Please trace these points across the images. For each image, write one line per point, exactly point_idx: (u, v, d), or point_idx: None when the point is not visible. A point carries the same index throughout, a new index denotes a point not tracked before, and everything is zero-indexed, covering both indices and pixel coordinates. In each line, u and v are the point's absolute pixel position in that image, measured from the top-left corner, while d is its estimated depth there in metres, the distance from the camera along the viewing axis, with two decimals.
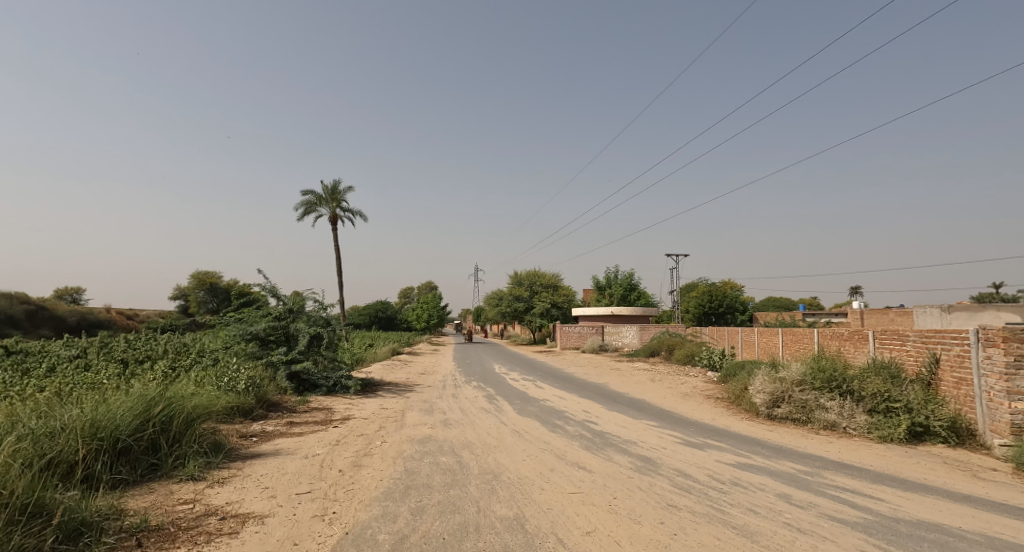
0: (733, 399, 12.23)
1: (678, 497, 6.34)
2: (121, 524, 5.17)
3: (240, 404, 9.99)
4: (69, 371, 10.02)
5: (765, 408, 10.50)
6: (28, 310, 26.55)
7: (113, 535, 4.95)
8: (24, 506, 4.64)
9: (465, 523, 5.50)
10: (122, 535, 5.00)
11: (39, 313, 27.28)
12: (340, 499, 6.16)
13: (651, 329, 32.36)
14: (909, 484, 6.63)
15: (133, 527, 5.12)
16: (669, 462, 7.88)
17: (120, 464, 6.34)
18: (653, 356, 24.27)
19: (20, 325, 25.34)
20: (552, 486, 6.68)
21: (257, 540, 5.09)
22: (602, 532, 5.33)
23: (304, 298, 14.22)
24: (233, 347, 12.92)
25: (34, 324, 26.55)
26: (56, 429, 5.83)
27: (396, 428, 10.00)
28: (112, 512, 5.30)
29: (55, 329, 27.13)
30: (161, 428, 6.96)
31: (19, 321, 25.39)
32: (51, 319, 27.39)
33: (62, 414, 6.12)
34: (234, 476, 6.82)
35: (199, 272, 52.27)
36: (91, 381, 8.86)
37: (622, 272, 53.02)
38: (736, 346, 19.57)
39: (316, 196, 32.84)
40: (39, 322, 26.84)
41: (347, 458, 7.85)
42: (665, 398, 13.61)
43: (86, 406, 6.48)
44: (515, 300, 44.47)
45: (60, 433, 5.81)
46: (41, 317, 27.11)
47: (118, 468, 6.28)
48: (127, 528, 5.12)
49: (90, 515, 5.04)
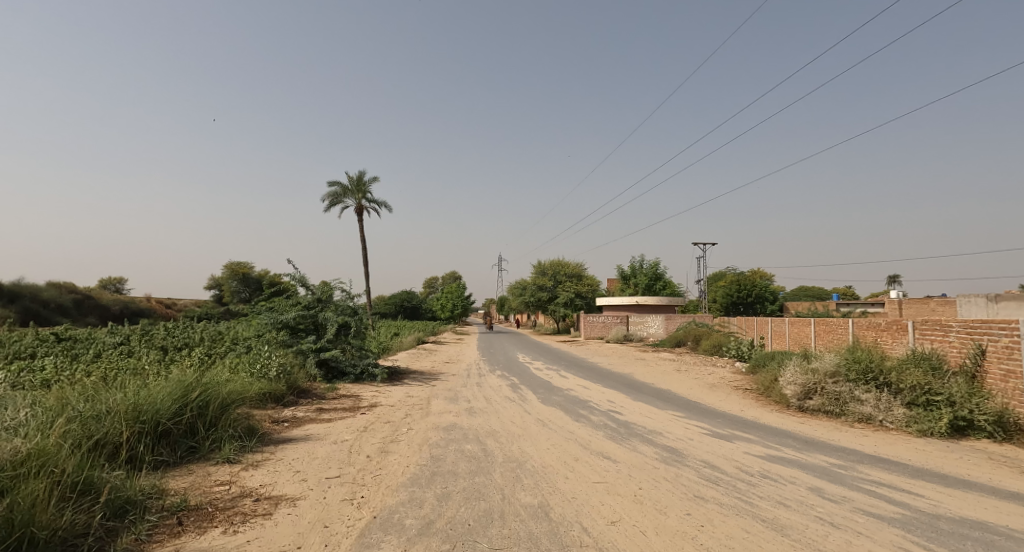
0: (763, 390, 12.00)
1: (705, 488, 6.27)
2: (163, 503, 5.34)
3: (272, 391, 10.22)
4: (112, 357, 10.40)
5: (796, 399, 10.31)
6: (75, 300, 27.72)
7: (155, 514, 5.11)
8: (74, 484, 4.85)
9: (489, 510, 5.52)
10: (164, 514, 5.16)
11: (86, 302, 28.38)
12: (367, 484, 6.25)
13: (677, 319, 31.99)
14: (950, 479, 6.42)
15: (173, 507, 5.27)
16: (696, 453, 7.79)
17: (161, 447, 6.56)
18: (678, 346, 23.98)
19: (68, 313, 26.57)
20: (576, 475, 6.66)
21: (290, 522, 5.20)
22: (627, 522, 5.31)
23: (332, 288, 14.42)
24: (265, 335, 13.21)
25: (82, 312, 27.74)
26: (102, 412, 6.07)
27: (422, 415, 10.11)
28: (154, 492, 5.48)
29: (101, 318, 28.31)
30: (198, 412, 7.16)
31: (67, 310, 26.60)
32: (97, 308, 28.55)
33: (107, 399, 6.35)
34: (267, 459, 6.98)
35: (232, 263, 53.84)
36: (132, 367, 9.16)
37: (648, 262, 52.48)
38: (766, 336, 19.21)
39: (343, 187, 33.25)
40: (86, 311, 28.04)
41: (374, 444, 7.96)
42: (691, 388, 13.48)
43: (128, 390, 6.72)
44: (539, 289, 44.39)
45: (105, 415, 6.05)
46: (88, 306, 28.27)
47: (159, 450, 6.48)
48: (168, 507, 5.28)
49: (133, 493, 5.22)
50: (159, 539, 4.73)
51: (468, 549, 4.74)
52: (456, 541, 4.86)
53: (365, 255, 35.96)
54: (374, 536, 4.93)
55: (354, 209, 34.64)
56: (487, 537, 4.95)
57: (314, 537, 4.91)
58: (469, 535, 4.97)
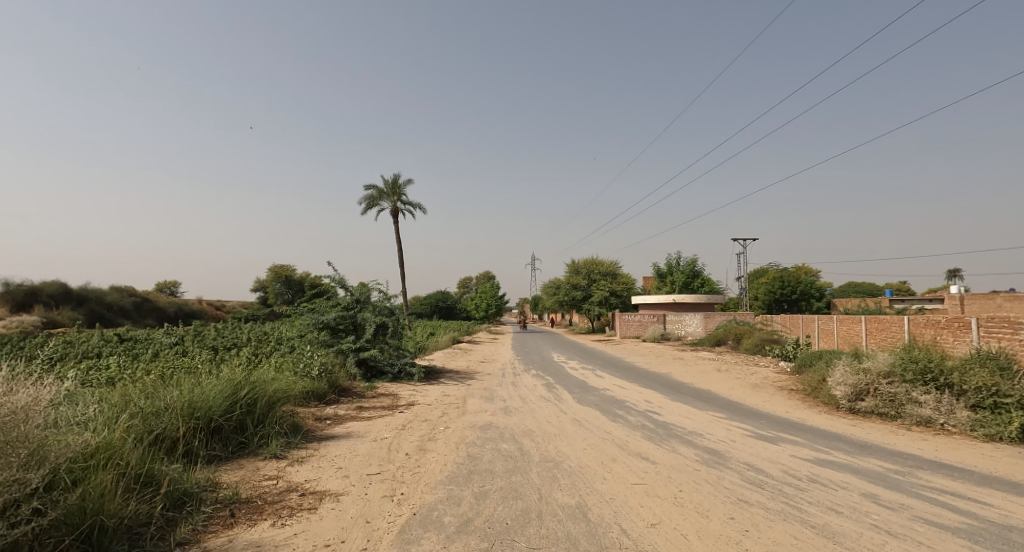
0: (810, 391, 11.56)
1: (749, 492, 6.05)
2: (217, 495, 5.49)
3: (315, 389, 10.41)
4: (168, 356, 10.84)
5: (847, 401, 9.89)
6: (135, 302, 29.11)
7: (210, 505, 5.26)
8: (137, 476, 5.05)
9: (527, 509, 5.45)
10: (217, 506, 5.30)
11: (145, 305, 29.78)
12: (407, 480, 6.28)
13: (716, 318, 31.24)
14: (1021, 488, 6.01)
15: (226, 499, 5.41)
16: (739, 456, 7.54)
17: (214, 442, 6.75)
18: (719, 345, 23.41)
19: (129, 316, 27.94)
20: (614, 476, 6.53)
21: (333, 516, 5.26)
22: (668, 525, 5.16)
23: (370, 289, 14.59)
24: (307, 335, 13.49)
25: (141, 315, 29.11)
26: (160, 408, 6.31)
27: (458, 414, 10.12)
28: (209, 485, 5.64)
29: (159, 320, 29.63)
30: (248, 409, 7.35)
31: (128, 313, 27.95)
32: (155, 311, 29.91)
33: (165, 396, 6.60)
34: (312, 455, 7.10)
35: (276, 266, 55.53)
36: (186, 365, 9.51)
37: (685, 259, 51.49)
38: (812, 335, 18.54)
39: (379, 190, 33.77)
40: (144, 313, 29.39)
41: (413, 442, 8.01)
42: (733, 389, 13.09)
43: (183, 388, 6.96)
44: (572, 289, 44.14)
45: (164, 412, 6.29)
46: (147, 308, 29.67)
47: (212, 445, 6.68)
48: (222, 499, 5.43)
49: (190, 486, 5.38)
50: (213, 529, 4.86)
51: (506, 547, 4.69)
52: (494, 540, 4.81)
53: (402, 256, 36.45)
54: (413, 532, 4.93)
55: (390, 212, 35.12)
56: (524, 537, 4.88)
57: (356, 531, 4.95)
58: (506, 534, 4.91)
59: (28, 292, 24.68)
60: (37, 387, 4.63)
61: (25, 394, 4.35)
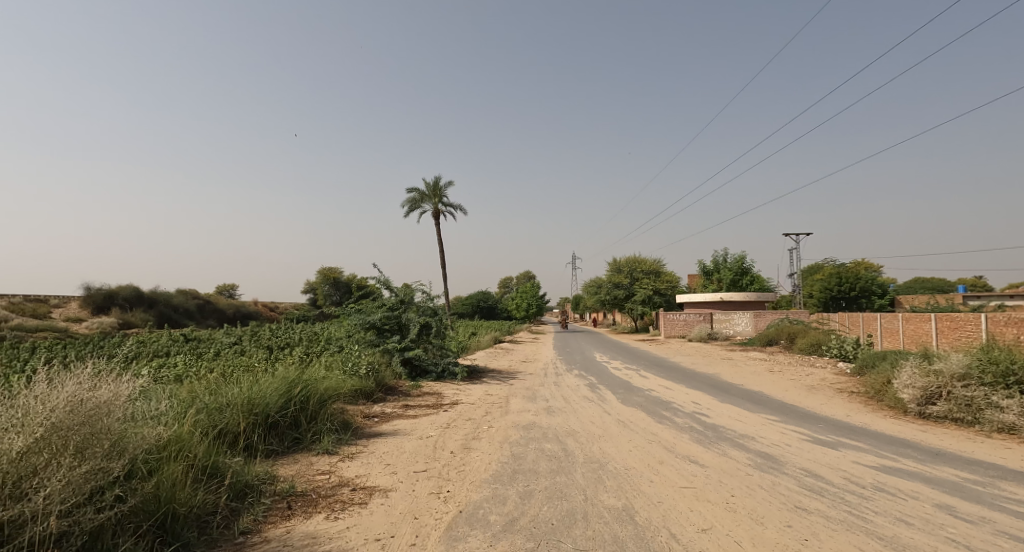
0: (873, 394, 10.90)
1: (808, 499, 5.69)
2: (275, 488, 5.57)
3: (363, 387, 10.54)
4: (227, 355, 11.25)
5: (915, 405, 9.25)
6: (199, 304, 30.48)
7: (269, 497, 5.34)
8: (203, 467, 5.19)
9: (573, 510, 5.29)
10: (276, 497, 5.37)
11: (207, 306, 31.15)
12: (452, 478, 6.22)
13: (767, 316, 30.12)
14: None
15: (284, 491, 5.48)
16: (796, 461, 7.14)
17: (271, 437, 6.88)
18: (770, 345, 22.52)
19: (193, 317, 29.30)
20: (662, 479, 6.28)
21: (383, 511, 5.24)
22: (721, 531, 4.90)
23: (413, 290, 14.69)
24: (354, 335, 13.71)
25: (204, 316, 30.46)
26: (223, 404, 6.50)
27: (501, 414, 10.03)
28: (268, 477, 5.73)
29: (220, 321, 30.94)
30: (301, 406, 7.48)
31: (193, 315, 29.31)
32: (216, 311, 31.29)
33: (227, 392, 6.81)
34: (361, 452, 7.15)
35: (325, 268, 57.08)
36: (244, 364, 9.82)
37: (732, 257, 49.95)
38: (873, 334, 17.57)
39: (420, 193, 34.16)
40: (207, 314, 30.74)
41: (457, 441, 7.96)
42: (787, 391, 12.50)
43: (243, 385, 7.15)
44: (614, 288, 43.53)
45: (226, 407, 6.47)
46: (209, 309, 31.05)
47: (270, 440, 6.81)
48: (280, 492, 5.50)
49: (251, 478, 5.48)
50: (273, 520, 4.92)
51: (552, 548, 4.55)
52: (540, 540, 4.67)
53: (445, 257, 36.79)
54: (460, 530, 4.85)
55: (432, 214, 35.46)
56: (569, 538, 4.72)
57: (405, 527, 4.92)
58: (550, 535, 4.77)
59: (105, 295, 26.18)
60: (117, 382, 4.84)
61: (108, 389, 4.53)
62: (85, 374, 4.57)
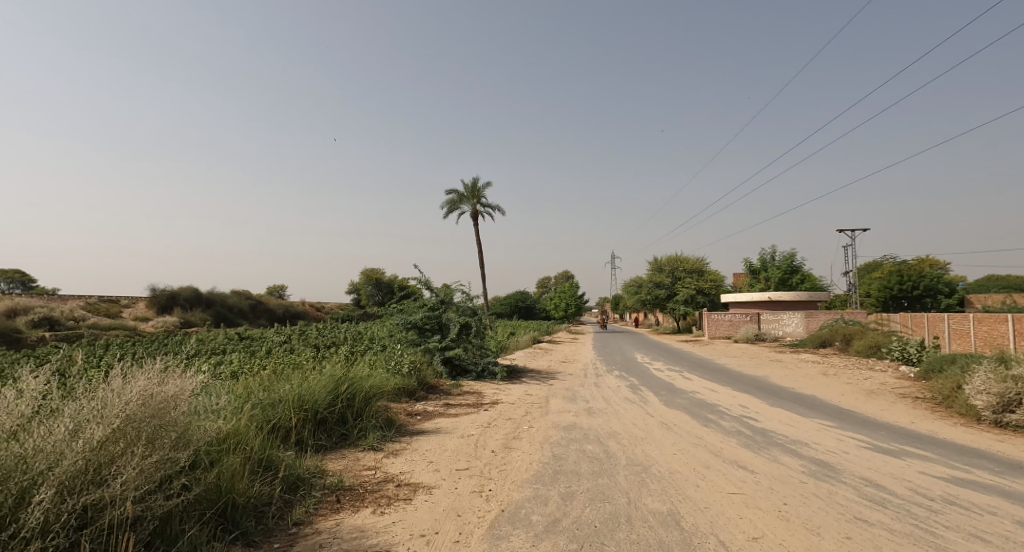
0: (942, 400, 10.21)
1: (869, 510, 5.32)
2: (325, 482, 5.60)
3: (405, 385, 10.59)
4: (276, 353, 11.54)
5: (990, 412, 8.60)
6: (251, 304, 31.60)
7: (319, 490, 5.37)
8: (258, 460, 5.27)
9: (616, 513, 5.10)
10: (326, 491, 5.40)
11: (259, 306, 32.27)
12: (494, 477, 6.13)
13: (819, 317, 28.90)
14: None
15: (333, 485, 5.51)
16: (854, 469, 6.72)
17: (319, 433, 6.97)
18: (823, 347, 21.55)
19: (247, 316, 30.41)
20: (709, 484, 6.01)
21: (427, 508, 5.20)
22: (773, 540, 4.62)
23: (453, 290, 14.70)
24: (396, 335, 13.84)
25: (256, 316, 31.59)
26: (276, 400, 6.63)
27: (542, 414, 9.90)
28: (317, 471, 5.78)
29: (271, 320, 32.02)
30: (348, 403, 7.54)
31: (246, 315, 30.43)
32: (267, 311, 32.41)
33: (280, 389, 6.94)
34: (405, 449, 7.15)
35: (369, 269, 58.31)
36: (292, 361, 10.03)
37: (781, 255, 48.23)
38: (939, 336, 16.54)
39: (459, 194, 34.37)
40: (259, 314, 31.85)
41: (498, 440, 7.87)
42: (843, 395, 11.87)
43: (293, 382, 7.28)
44: (655, 287, 42.72)
45: (279, 403, 6.60)
46: (261, 309, 32.18)
47: (319, 436, 6.90)
48: (330, 485, 5.53)
49: (303, 471, 5.53)
50: (324, 513, 4.94)
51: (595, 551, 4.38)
52: (582, 542, 4.52)
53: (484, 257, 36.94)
54: (502, 529, 4.75)
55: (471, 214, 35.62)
56: (612, 541, 4.55)
57: (449, 524, 4.85)
58: (593, 537, 4.60)
59: (168, 295, 27.41)
60: (183, 377, 4.98)
61: (174, 384, 4.65)
62: (154, 369, 4.70)
